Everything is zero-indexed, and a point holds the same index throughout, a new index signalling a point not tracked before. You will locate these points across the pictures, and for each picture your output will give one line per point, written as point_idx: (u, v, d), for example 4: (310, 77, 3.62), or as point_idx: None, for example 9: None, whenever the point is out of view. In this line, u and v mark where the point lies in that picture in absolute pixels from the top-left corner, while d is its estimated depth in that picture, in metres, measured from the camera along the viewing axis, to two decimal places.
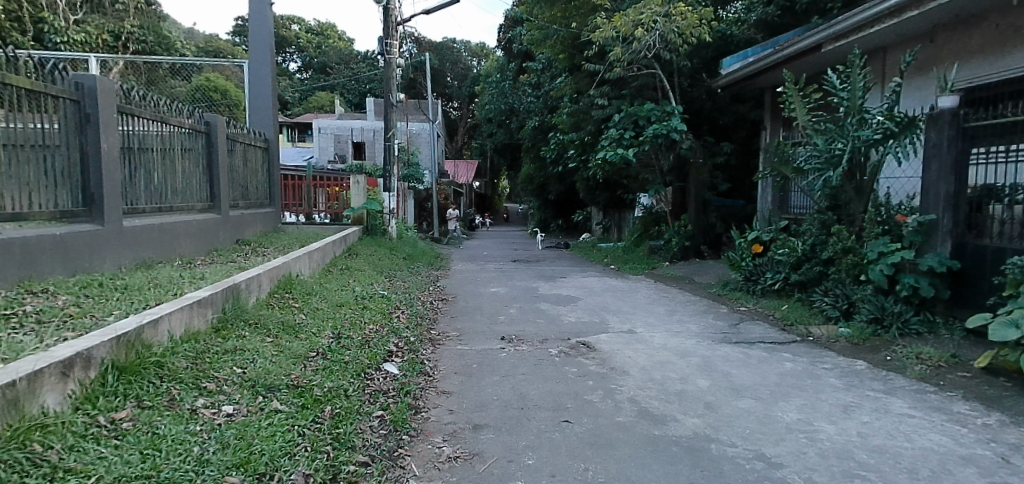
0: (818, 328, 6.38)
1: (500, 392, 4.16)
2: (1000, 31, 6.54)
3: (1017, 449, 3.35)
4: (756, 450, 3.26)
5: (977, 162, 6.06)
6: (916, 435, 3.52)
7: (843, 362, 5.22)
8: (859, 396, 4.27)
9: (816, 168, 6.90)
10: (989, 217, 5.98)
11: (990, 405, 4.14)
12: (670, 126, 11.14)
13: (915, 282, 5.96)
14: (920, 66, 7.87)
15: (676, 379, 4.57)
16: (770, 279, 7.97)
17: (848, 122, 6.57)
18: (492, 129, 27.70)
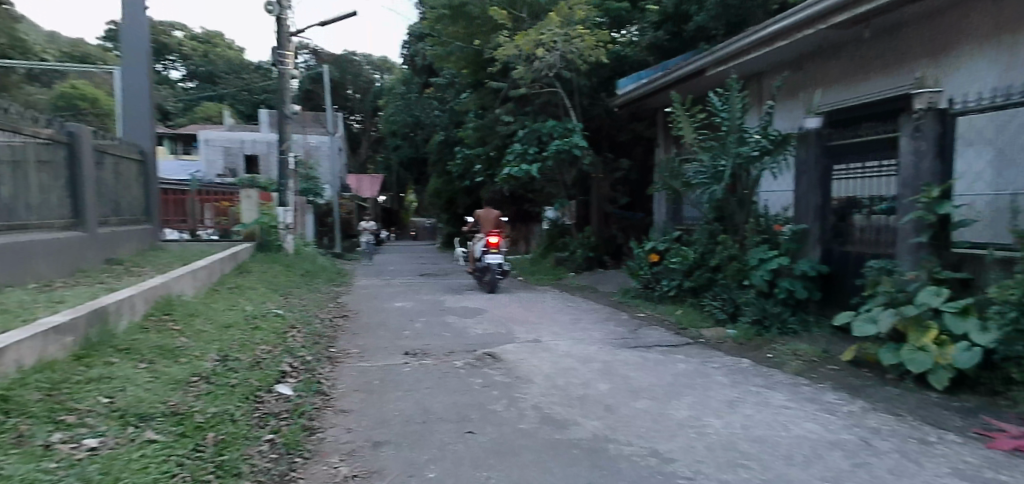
0: (709, 330, 6.83)
1: (403, 407, 4.08)
2: (858, 59, 7.36)
3: (875, 431, 3.70)
4: (650, 447, 3.40)
5: (839, 177, 6.83)
6: (792, 425, 3.80)
7: (730, 361, 5.57)
8: (744, 391, 4.57)
9: (703, 183, 7.38)
10: (851, 225, 6.69)
11: (855, 394, 4.58)
12: (572, 142, 11.49)
13: (791, 285, 6.51)
14: (789, 90, 8.65)
15: (578, 384, 4.69)
16: (666, 287, 8.42)
17: (729, 138, 7.06)
18: (398, 143, 27.38)
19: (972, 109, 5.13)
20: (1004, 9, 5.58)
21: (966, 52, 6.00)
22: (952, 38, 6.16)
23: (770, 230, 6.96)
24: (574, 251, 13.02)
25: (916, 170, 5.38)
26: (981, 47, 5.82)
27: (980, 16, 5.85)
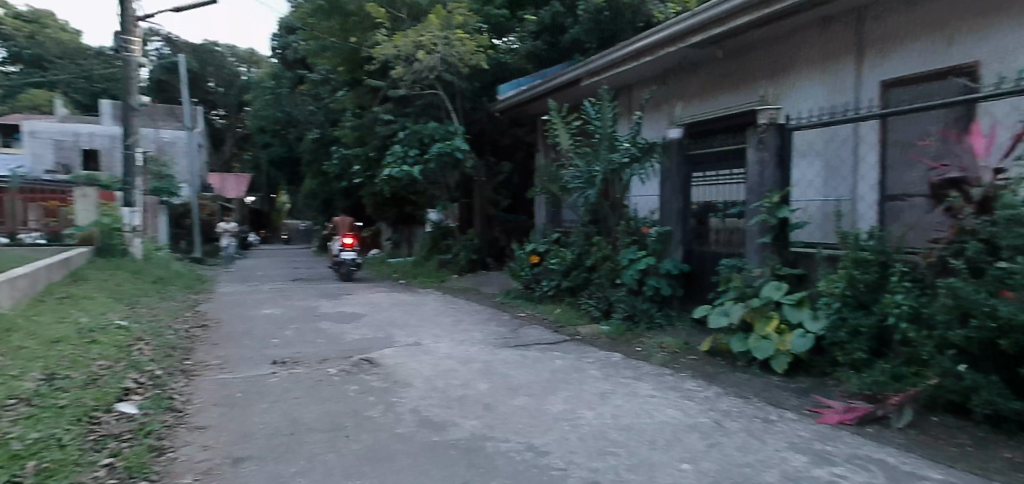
0: (585, 327, 7.11)
1: (269, 419, 3.85)
2: (713, 77, 8.02)
3: (728, 414, 4.02)
4: (527, 442, 3.46)
5: (699, 184, 7.45)
6: (657, 412, 4.04)
7: (603, 356, 5.82)
8: (615, 383, 4.79)
9: (579, 187, 7.62)
10: (709, 227, 7.19)
11: (711, 380, 4.97)
12: (453, 145, 11.46)
13: (658, 283, 6.91)
14: (654, 103, 9.24)
15: (458, 384, 4.68)
16: (546, 287, 8.64)
17: (601, 146, 7.35)
18: (267, 141, 25.88)
19: (805, 125, 5.67)
20: (831, 39, 6.40)
21: (801, 74, 6.79)
22: (789, 61, 6.92)
23: (639, 232, 7.35)
24: (457, 254, 13.02)
25: (761, 178, 6.00)
26: (813, 70, 6.62)
27: (811, 43, 6.64)
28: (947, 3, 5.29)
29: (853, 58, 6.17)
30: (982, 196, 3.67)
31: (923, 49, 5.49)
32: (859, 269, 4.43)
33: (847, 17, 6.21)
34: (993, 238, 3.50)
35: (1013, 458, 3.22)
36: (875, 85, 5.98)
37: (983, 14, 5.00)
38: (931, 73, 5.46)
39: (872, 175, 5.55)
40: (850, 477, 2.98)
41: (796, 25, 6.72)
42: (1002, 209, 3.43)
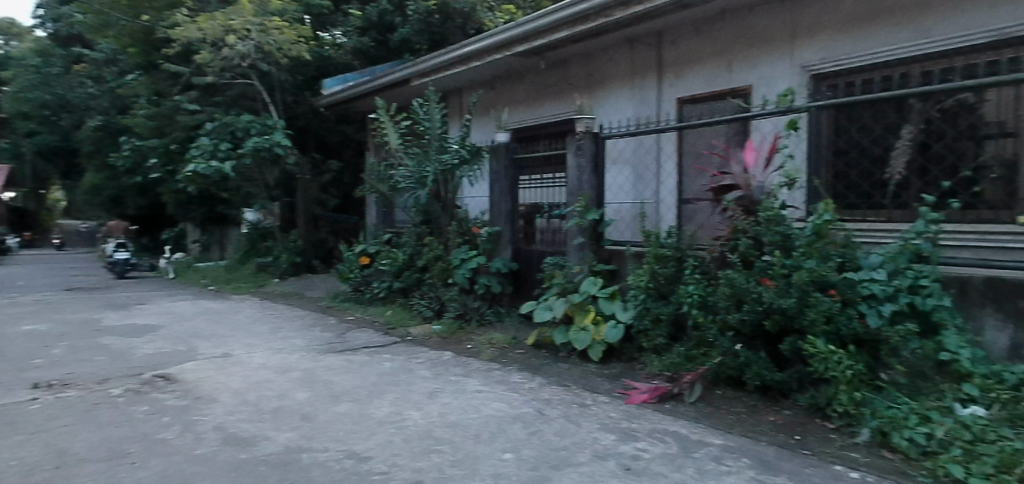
0: (415, 328, 7.05)
1: (29, 453, 3.28)
2: (535, 86, 8.41)
3: (548, 402, 4.23)
4: (347, 449, 3.33)
5: (525, 186, 7.45)
6: (484, 406, 4.12)
7: (433, 355, 5.82)
8: (443, 382, 4.80)
9: (409, 187, 7.50)
10: (535, 228, 7.30)
11: (536, 372, 5.18)
12: (272, 140, 10.72)
13: (488, 281, 7.04)
14: (480, 108, 9.46)
15: (273, 396, 4.37)
16: (376, 289, 8.44)
17: (430, 147, 7.35)
18: (35, 129, 22.11)
19: (616, 134, 6.06)
20: (636, 58, 7.06)
21: (612, 89, 7.37)
22: (601, 76, 7.49)
23: (470, 232, 7.40)
24: (278, 257, 12.08)
25: (578, 181, 6.29)
26: (622, 86, 7.24)
27: (619, 60, 7.26)
28: (727, 34, 6.14)
29: (655, 77, 6.86)
30: (744, 199, 4.34)
31: (708, 73, 6.33)
32: (660, 264, 4.87)
33: (648, 39, 6.91)
34: (759, 237, 4.08)
35: (776, 421, 3.81)
36: (673, 102, 6.72)
37: (755, 46, 5.91)
38: (716, 94, 6.30)
39: (673, 181, 6.32)
40: (650, 449, 3.29)
41: (607, 44, 7.31)
42: (761, 211, 4.08)
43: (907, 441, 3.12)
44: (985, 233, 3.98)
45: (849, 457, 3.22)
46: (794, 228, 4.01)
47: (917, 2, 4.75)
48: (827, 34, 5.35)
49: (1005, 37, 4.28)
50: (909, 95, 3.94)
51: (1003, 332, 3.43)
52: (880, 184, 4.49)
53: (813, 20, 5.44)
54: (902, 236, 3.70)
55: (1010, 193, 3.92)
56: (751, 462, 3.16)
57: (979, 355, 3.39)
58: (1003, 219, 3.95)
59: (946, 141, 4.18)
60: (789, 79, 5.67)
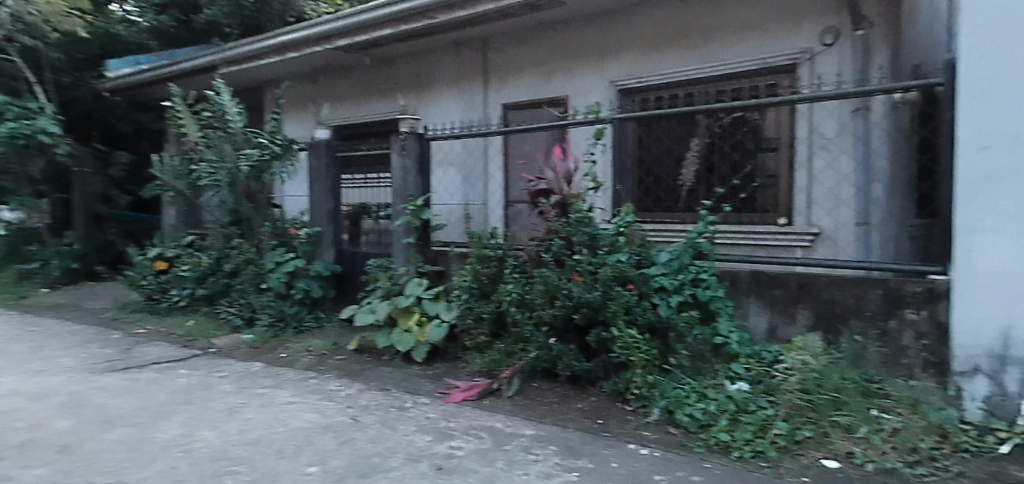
0: (221, 338, 6.43)
1: None
2: (360, 83, 8.12)
3: (364, 408, 4.09)
4: (118, 482, 2.92)
5: (349, 186, 7.07)
6: (291, 419, 3.87)
7: (240, 367, 5.36)
8: (248, 396, 4.42)
9: (213, 184, 6.84)
10: (362, 229, 6.99)
11: (354, 378, 5.00)
12: (37, 127, 9.15)
13: (307, 285, 6.66)
14: (299, 101, 8.92)
15: (24, 428, 3.70)
16: (176, 296, 7.58)
17: (229, 143, 6.71)
18: None
19: (441, 135, 6.00)
20: (463, 61, 7.13)
21: (439, 91, 7.38)
22: (429, 78, 7.46)
23: (286, 234, 6.86)
24: (46, 264, 10.06)
25: (404, 183, 6.16)
26: (448, 89, 7.28)
27: (446, 63, 7.29)
28: (546, 45, 6.44)
29: (481, 82, 6.99)
30: (561, 202, 4.56)
31: (529, 81, 6.61)
32: (482, 264, 4.94)
33: (473, 44, 7.01)
34: (570, 237, 4.30)
35: (583, 408, 4.07)
36: (497, 107, 6.91)
37: (570, 58, 6.28)
38: (536, 102, 6.61)
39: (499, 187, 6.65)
40: (464, 447, 3.33)
41: (432, 45, 7.28)
42: (574, 212, 4.30)
43: (688, 416, 3.51)
44: (755, 234, 4.85)
45: (642, 435, 3.54)
46: (601, 229, 4.31)
47: (703, 31, 5.40)
48: (632, 52, 5.84)
49: (769, 66, 5.07)
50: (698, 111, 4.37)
51: (763, 316, 3.97)
52: (676, 190, 4.94)
53: (621, 38, 5.91)
54: (687, 237, 4.13)
55: (772, 197, 4.79)
56: (557, 449, 3.34)
57: (745, 338, 3.90)
58: (769, 220, 4.82)
59: (725, 152, 4.77)
60: (600, 92, 6.10)
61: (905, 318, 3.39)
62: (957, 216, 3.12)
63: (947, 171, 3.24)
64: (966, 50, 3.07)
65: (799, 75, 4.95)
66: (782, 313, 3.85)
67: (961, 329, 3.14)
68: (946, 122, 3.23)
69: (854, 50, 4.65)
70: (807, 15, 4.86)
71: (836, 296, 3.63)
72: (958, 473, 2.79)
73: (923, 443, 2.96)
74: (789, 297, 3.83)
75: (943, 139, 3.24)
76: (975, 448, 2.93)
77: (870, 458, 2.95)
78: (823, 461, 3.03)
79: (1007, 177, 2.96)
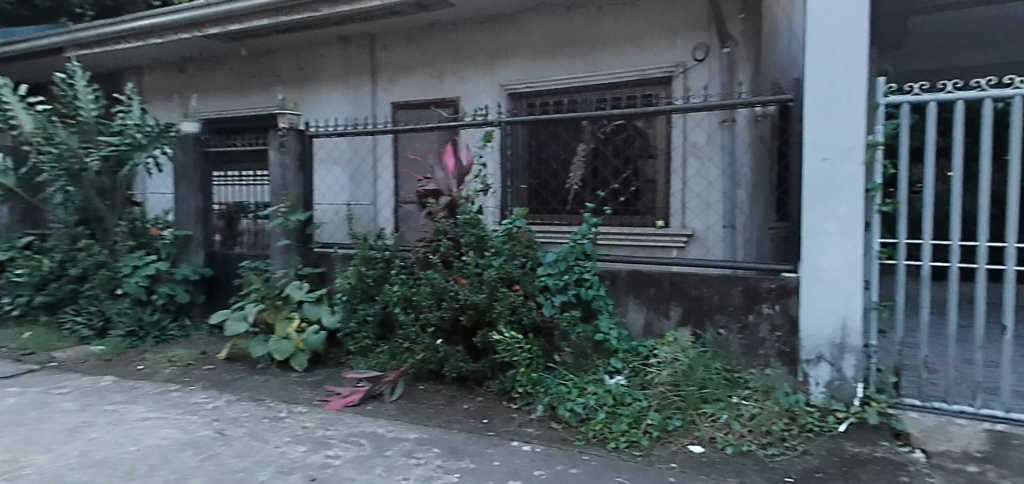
0: (64, 351, 5.78)
1: None
2: (236, 74, 7.62)
3: (232, 421, 3.83)
4: None
5: (220, 183, 6.60)
6: (146, 436, 3.54)
7: (87, 382, 4.84)
8: (94, 414, 3.99)
9: (57, 179, 6.01)
10: (239, 230, 6.55)
11: (222, 389, 4.67)
12: None
13: (171, 290, 6.12)
14: (166, 91, 8.22)
15: None
16: (8, 305, 6.67)
17: (75, 134, 5.99)
18: None
19: (323, 133, 5.73)
20: (349, 58, 6.90)
21: (324, 87, 7.09)
22: (312, 73, 7.15)
23: (145, 235, 6.33)
24: None
25: (282, 181, 5.82)
26: (334, 85, 7.02)
27: (331, 58, 7.02)
28: (436, 46, 6.38)
29: (368, 80, 6.81)
30: (450, 203, 4.48)
31: (418, 82, 6.52)
32: (367, 266, 4.81)
33: (360, 40, 6.80)
34: (457, 237, 4.27)
35: (469, 408, 4.06)
36: (385, 106, 6.75)
37: (460, 61, 6.27)
38: (426, 102, 6.54)
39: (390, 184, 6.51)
40: (341, 455, 3.21)
41: (316, 39, 6.98)
42: (462, 213, 4.32)
43: (569, 412, 3.62)
44: (635, 236, 5.05)
45: (525, 432, 3.60)
46: (489, 230, 4.33)
47: (588, 40, 5.58)
48: (520, 58, 5.93)
49: (648, 77, 5.34)
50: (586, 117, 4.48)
51: (640, 313, 4.14)
52: (563, 194, 4.87)
53: (509, 43, 5.98)
54: (572, 238, 4.23)
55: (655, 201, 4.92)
56: (440, 451, 3.31)
57: (623, 334, 4.06)
58: (647, 223, 4.98)
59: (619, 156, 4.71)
60: (490, 95, 6.13)
61: (761, 312, 3.67)
62: (805, 220, 3.43)
63: (795, 179, 3.56)
64: (811, 69, 3.38)
65: (674, 87, 5.25)
66: (656, 311, 4.05)
67: (808, 322, 3.45)
68: (795, 135, 3.53)
69: (721, 66, 5.01)
70: (681, 31, 5.16)
71: (704, 293, 3.86)
72: (804, 451, 3.11)
73: (775, 425, 3.24)
74: (663, 295, 4.02)
75: (792, 150, 3.56)
76: (817, 428, 3.25)
77: (729, 443, 3.20)
78: (689, 447, 3.25)
79: (843, 185, 3.31)
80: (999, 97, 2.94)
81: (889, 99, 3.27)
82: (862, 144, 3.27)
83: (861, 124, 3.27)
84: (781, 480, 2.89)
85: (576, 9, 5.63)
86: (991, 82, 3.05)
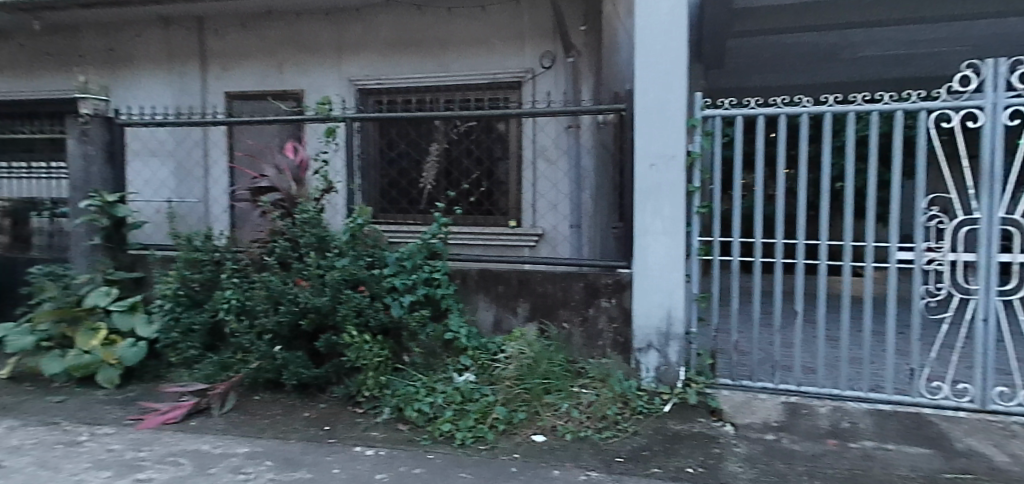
0: None
1: None
2: (28, 51, 6.57)
3: (15, 450, 3.29)
4: None
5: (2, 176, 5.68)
6: None
7: None
8: None
9: None
10: (31, 230, 5.58)
11: (2, 414, 3.98)
12: None
13: None
14: None
15: None
16: None
17: None
18: None
19: (138, 123, 5.12)
20: (172, 41, 6.24)
21: (142, 72, 6.35)
22: (127, 55, 6.37)
23: None
24: None
25: (85, 173, 5.06)
26: (153, 70, 6.31)
27: (149, 40, 6.30)
28: (275, 35, 5.99)
29: (196, 67, 6.21)
30: (282, 201, 4.23)
31: (256, 71, 6.07)
32: (192, 270, 4.33)
33: (186, 23, 6.19)
34: (296, 237, 4.00)
35: (310, 416, 3.85)
36: (216, 96, 6.19)
37: (302, 52, 5.94)
38: (263, 94, 6.09)
39: (224, 179, 5.88)
40: (154, 478, 2.91)
41: (131, 18, 6.23)
42: (300, 212, 4.04)
43: (416, 412, 3.55)
44: (487, 236, 4.97)
45: (369, 437, 3.49)
46: (331, 229, 4.10)
47: (438, 41, 5.57)
48: (368, 54, 5.76)
49: (498, 81, 5.43)
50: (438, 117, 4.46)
51: (489, 311, 4.18)
52: (414, 194, 4.85)
53: (356, 37, 5.78)
54: (420, 237, 4.18)
55: (507, 200, 4.93)
56: (273, 464, 3.11)
57: (473, 332, 4.07)
58: (500, 222, 4.99)
59: (474, 156, 4.73)
60: (337, 89, 5.87)
61: (600, 306, 3.88)
62: (637, 220, 3.67)
63: (627, 182, 3.80)
64: (640, 82, 3.64)
65: (522, 92, 5.39)
66: (504, 307, 4.11)
67: (640, 314, 3.70)
68: (628, 141, 3.77)
69: (566, 75, 5.24)
70: (528, 39, 5.32)
71: (549, 290, 3.99)
72: (634, 432, 3.34)
73: (610, 410, 3.46)
74: (511, 293, 4.10)
75: (626, 156, 3.80)
76: (646, 410, 3.52)
77: (569, 430, 3.35)
78: (532, 437, 3.36)
79: (669, 189, 3.59)
80: (791, 115, 3.35)
81: (704, 113, 3.60)
82: (683, 152, 3.58)
83: (683, 133, 3.57)
84: (612, 460, 3.08)
85: (426, 10, 5.60)
86: (785, 101, 3.48)
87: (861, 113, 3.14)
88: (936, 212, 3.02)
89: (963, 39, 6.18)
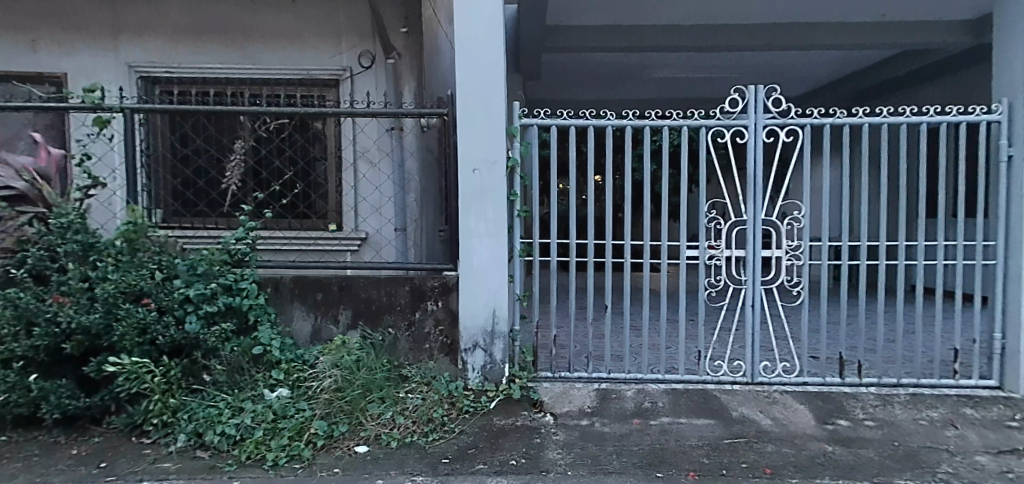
0: None
1: None
2: None
3: None
4: None
5: None
6: None
7: None
8: None
9: None
10: None
11: None
12: None
13: None
14: None
15: None
16: None
17: None
18: None
19: None
20: None
21: None
22: None
23: None
24: None
25: None
26: None
27: None
28: (27, 4, 5.02)
29: None
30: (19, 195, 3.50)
31: None
32: None
33: None
34: (54, 246, 3.34)
35: (80, 453, 3.24)
36: None
37: (65, 29, 5.05)
38: (6, 75, 5.05)
39: None
40: None
41: None
42: (54, 217, 3.36)
43: (219, 435, 3.18)
44: (304, 241, 4.66)
45: (160, 469, 3.04)
46: (99, 235, 3.49)
47: (243, 29, 5.14)
48: (156, 38, 5.10)
49: (312, 78, 5.19)
50: (244, 112, 3.96)
51: (307, 320, 3.91)
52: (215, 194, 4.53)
53: (139, 18, 5.09)
54: (222, 244, 3.73)
55: (326, 203, 4.77)
56: None
57: (287, 343, 3.75)
58: (319, 227, 4.73)
59: (286, 155, 4.63)
60: (111, 75, 5.10)
61: (426, 309, 3.86)
62: (460, 223, 3.72)
63: (451, 186, 3.84)
64: (461, 88, 3.70)
65: (340, 91, 5.21)
66: (323, 316, 3.88)
67: (465, 316, 3.76)
68: (450, 146, 3.83)
69: (386, 76, 5.17)
70: (346, 36, 5.14)
71: (373, 295, 3.86)
72: (460, 432, 3.36)
73: (436, 412, 3.44)
74: (331, 300, 3.88)
75: (449, 160, 3.84)
76: (472, 408, 3.57)
77: (394, 437, 3.25)
78: (355, 448, 3.20)
79: (493, 193, 3.70)
80: (598, 126, 3.69)
81: (522, 122, 3.81)
82: (503, 159, 3.71)
83: (502, 141, 3.70)
84: (438, 462, 3.05)
85: None
86: (592, 114, 3.80)
87: (654, 127, 3.57)
88: (715, 216, 3.54)
89: (725, 69, 7.29)
